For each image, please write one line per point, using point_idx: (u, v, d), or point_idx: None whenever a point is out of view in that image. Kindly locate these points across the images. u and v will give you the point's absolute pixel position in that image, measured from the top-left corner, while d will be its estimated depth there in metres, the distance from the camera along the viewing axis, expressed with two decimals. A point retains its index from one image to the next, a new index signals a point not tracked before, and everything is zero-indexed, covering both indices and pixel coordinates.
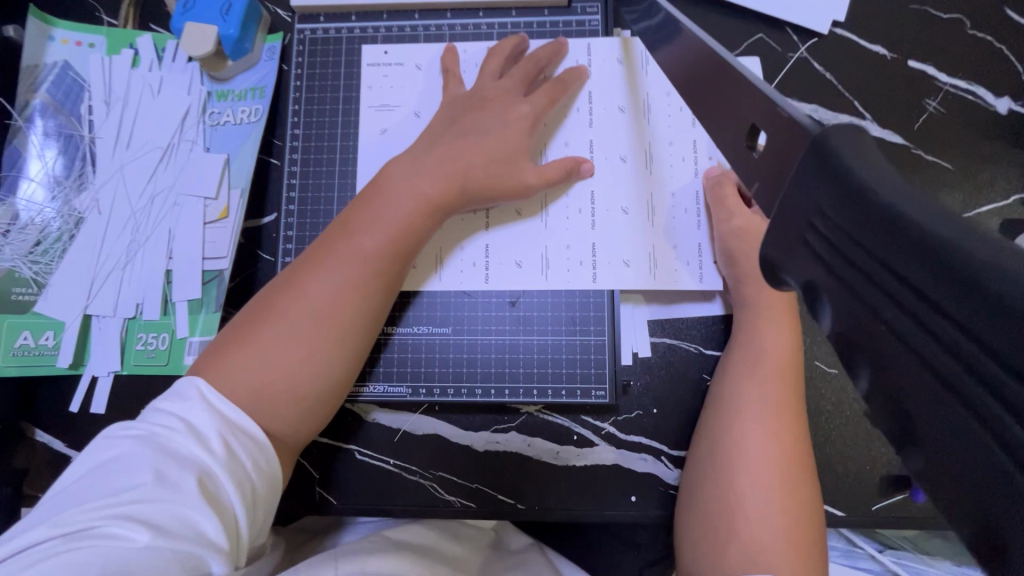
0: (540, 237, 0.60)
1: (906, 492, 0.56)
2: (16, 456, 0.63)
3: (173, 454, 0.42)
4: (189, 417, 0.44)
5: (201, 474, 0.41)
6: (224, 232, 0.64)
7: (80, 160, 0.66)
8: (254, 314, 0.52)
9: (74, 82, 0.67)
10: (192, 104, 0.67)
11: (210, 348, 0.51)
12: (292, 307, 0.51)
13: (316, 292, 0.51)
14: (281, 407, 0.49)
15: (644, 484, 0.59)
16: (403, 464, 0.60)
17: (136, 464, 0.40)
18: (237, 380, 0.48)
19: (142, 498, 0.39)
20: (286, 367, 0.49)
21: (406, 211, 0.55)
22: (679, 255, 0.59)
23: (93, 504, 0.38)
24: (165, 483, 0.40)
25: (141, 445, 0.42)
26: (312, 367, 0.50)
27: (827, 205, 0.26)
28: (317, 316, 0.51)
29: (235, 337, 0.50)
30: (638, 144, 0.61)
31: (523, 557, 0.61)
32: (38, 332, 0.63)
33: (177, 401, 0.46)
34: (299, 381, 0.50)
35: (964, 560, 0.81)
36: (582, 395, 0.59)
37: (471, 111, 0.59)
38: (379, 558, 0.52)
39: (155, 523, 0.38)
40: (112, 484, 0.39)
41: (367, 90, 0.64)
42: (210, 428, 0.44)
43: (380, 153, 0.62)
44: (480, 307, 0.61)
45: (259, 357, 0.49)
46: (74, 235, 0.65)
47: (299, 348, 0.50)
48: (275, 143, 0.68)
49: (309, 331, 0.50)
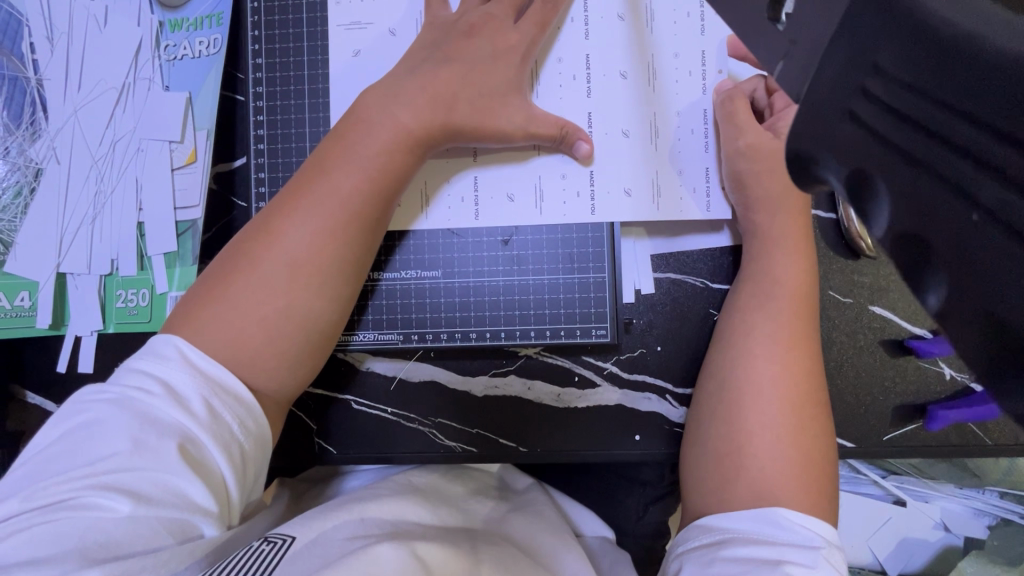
0: (533, 167, 0.55)
1: (920, 421, 0.55)
2: (11, 417, 0.62)
3: (152, 420, 0.41)
4: (168, 378, 0.43)
5: (183, 441, 0.41)
6: (193, 178, 0.60)
7: (30, 106, 0.61)
8: (227, 263, 0.48)
9: (10, 17, 0.60)
10: (145, 36, 0.61)
11: (184, 302, 0.48)
12: (268, 254, 0.47)
13: (292, 238, 0.48)
14: (268, 364, 0.47)
15: (649, 424, 0.57)
16: (401, 412, 0.59)
17: (113, 433, 0.40)
18: (215, 335, 0.45)
19: (122, 466, 0.39)
20: (266, 318, 0.47)
21: (387, 143, 0.50)
22: (684, 182, 0.55)
23: (69, 474, 0.39)
24: (144, 452, 0.39)
25: (118, 412, 0.41)
26: (293, 318, 0.47)
27: (874, 61, 0.26)
28: (292, 262, 0.47)
29: (209, 289, 0.47)
30: (639, 58, 0.55)
31: (528, 499, 0.61)
32: (12, 293, 0.60)
33: (155, 359, 0.44)
34: (280, 332, 0.47)
35: (967, 483, 0.81)
36: (582, 335, 0.56)
37: (456, 35, 0.53)
38: (380, 502, 0.51)
39: (137, 492, 0.39)
40: (90, 452, 0.40)
41: (335, 5, 0.57)
42: (190, 391, 0.43)
43: (353, 83, 0.57)
44: (470, 247, 0.57)
45: (235, 310, 0.46)
46: (34, 189, 0.60)
47: (280, 301, 0.47)
48: (238, 77, 0.61)
49: (286, 280, 0.47)
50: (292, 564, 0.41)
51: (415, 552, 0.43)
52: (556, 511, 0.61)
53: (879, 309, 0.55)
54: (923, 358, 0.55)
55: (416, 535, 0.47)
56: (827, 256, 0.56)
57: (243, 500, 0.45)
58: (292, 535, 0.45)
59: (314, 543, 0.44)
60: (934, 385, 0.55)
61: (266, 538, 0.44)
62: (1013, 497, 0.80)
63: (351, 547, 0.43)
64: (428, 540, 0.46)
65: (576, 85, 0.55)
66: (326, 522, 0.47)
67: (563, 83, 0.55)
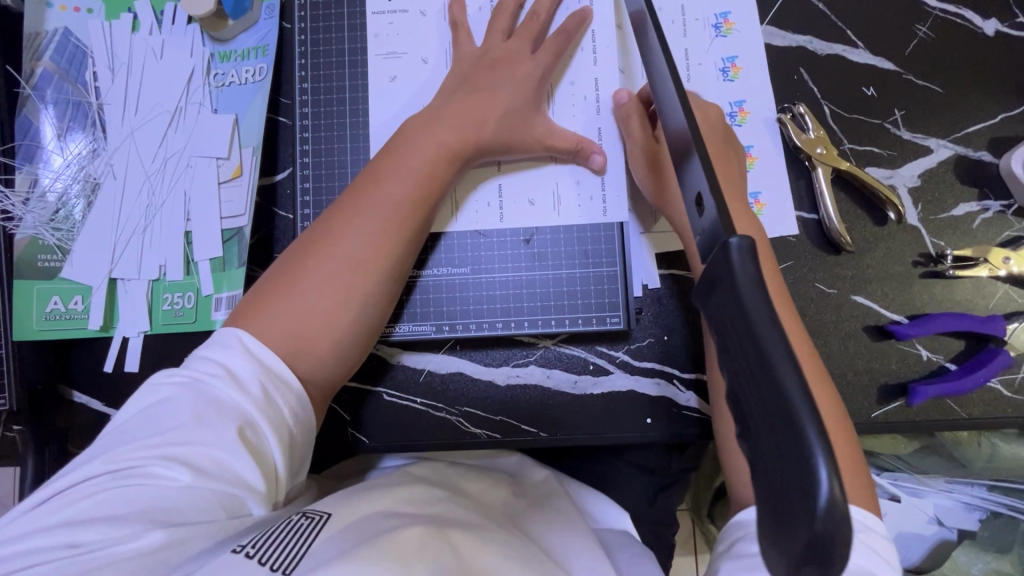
0: (550, 176, 0.62)
1: (903, 399, 0.60)
2: (59, 416, 0.65)
3: (215, 400, 0.46)
4: (231, 364, 0.48)
5: (241, 421, 0.46)
6: (239, 190, 0.66)
7: (90, 127, 0.67)
8: (289, 262, 0.55)
9: (76, 49, 0.67)
10: (196, 66, 0.68)
11: (248, 298, 0.54)
12: (328, 253, 0.54)
13: (350, 240, 0.54)
14: (323, 351, 0.53)
15: (658, 407, 0.62)
16: (430, 402, 0.63)
17: (181, 410, 0.45)
18: (281, 325, 0.52)
19: (186, 441, 0.44)
20: (327, 310, 0.53)
21: (430, 156, 0.57)
22: None
23: (141, 444, 0.44)
24: (208, 429, 0.45)
25: (186, 392, 0.46)
26: (350, 312, 0.54)
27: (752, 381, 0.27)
28: (352, 261, 0.54)
29: (274, 284, 0.54)
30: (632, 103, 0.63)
31: (552, 497, 0.65)
32: (67, 297, 0.65)
33: (221, 348, 0.49)
34: (338, 323, 0.54)
35: (956, 475, 0.86)
36: (597, 323, 0.62)
37: (481, 69, 0.60)
38: (412, 488, 0.55)
39: (196, 465, 0.44)
40: (160, 425, 0.45)
41: (373, 38, 0.64)
42: (249, 376, 0.48)
43: (388, 106, 0.64)
44: (496, 245, 0.63)
45: (301, 304, 0.52)
46: (91, 202, 0.66)
47: (341, 297, 0.54)
48: (282, 101, 0.68)
49: (345, 276, 0.54)
50: (328, 541, 0.43)
51: (452, 545, 0.46)
52: (575, 508, 0.64)
53: (861, 299, 0.62)
54: (901, 341, 0.61)
55: (447, 520, 0.50)
56: (813, 254, 0.62)
57: (289, 480, 0.50)
58: (328, 512, 0.47)
59: (348, 524, 0.46)
60: (914, 366, 0.61)
61: (304, 513, 0.47)
62: (1000, 490, 0.85)
63: (390, 526, 0.46)
64: (460, 528, 0.49)
65: (587, 104, 0.63)
66: (358, 504, 0.49)
67: (575, 102, 0.63)
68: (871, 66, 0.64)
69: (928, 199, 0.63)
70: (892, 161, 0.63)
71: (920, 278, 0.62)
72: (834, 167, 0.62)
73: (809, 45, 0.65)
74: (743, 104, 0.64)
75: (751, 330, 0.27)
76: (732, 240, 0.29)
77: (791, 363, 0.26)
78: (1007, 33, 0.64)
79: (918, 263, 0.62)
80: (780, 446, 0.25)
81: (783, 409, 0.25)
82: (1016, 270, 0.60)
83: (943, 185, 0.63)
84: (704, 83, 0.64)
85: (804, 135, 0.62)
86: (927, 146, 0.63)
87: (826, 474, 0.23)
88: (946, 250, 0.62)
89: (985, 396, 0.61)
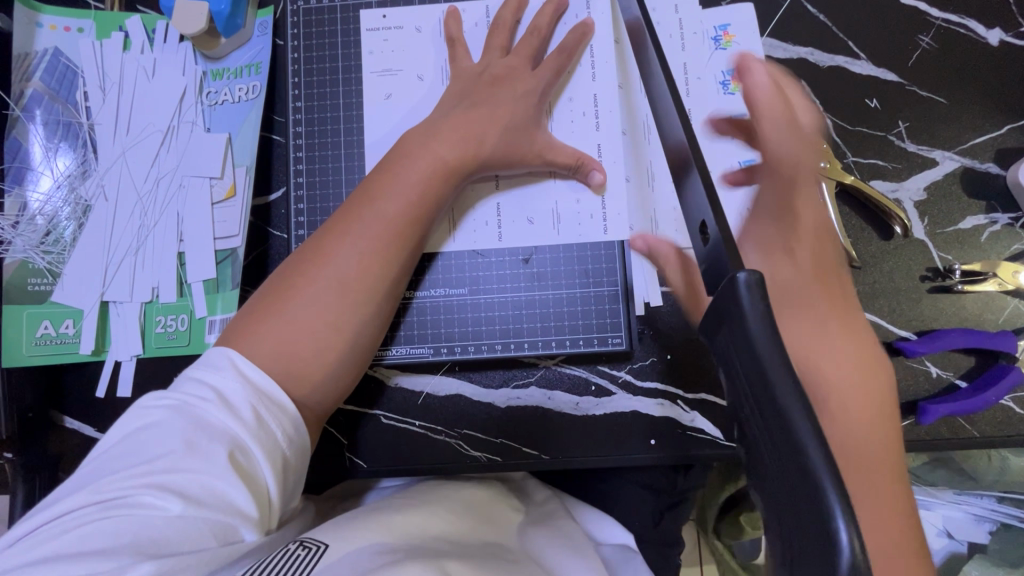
0: (549, 193, 0.61)
1: (914, 417, 0.59)
2: (50, 443, 0.64)
3: (205, 424, 0.45)
4: (220, 386, 0.47)
5: (232, 445, 0.44)
6: (233, 211, 0.65)
7: (81, 148, 0.66)
8: (280, 283, 0.53)
9: (67, 69, 0.66)
10: (189, 84, 0.67)
11: (237, 321, 0.52)
12: (320, 274, 0.53)
13: (342, 261, 0.53)
14: (318, 377, 0.52)
15: (662, 428, 0.60)
16: (429, 425, 0.62)
17: (169, 436, 0.44)
18: (273, 350, 0.50)
19: (177, 469, 0.43)
20: (320, 334, 0.52)
21: (426, 172, 0.56)
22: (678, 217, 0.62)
23: (129, 473, 0.43)
24: (198, 455, 0.43)
25: (174, 417, 0.45)
26: (343, 335, 0.53)
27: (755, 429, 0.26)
28: (344, 283, 0.53)
29: (264, 306, 0.52)
30: (631, 119, 0.62)
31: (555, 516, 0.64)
32: (58, 321, 0.64)
33: (211, 370, 0.48)
34: (332, 347, 0.53)
35: (967, 488, 0.84)
36: (599, 344, 0.60)
37: (479, 85, 0.59)
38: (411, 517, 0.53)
39: (187, 493, 0.42)
40: (149, 452, 0.44)
41: (368, 55, 0.63)
42: (240, 399, 0.47)
43: (383, 123, 0.63)
44: (494, 265, 0.61)
45: (292, 328, 0.51)
46: (82, 224, 0.65)
47: (334, 320, 0.52)
48: (275, 119, 0.67)
49: (338, 298, 0.53)
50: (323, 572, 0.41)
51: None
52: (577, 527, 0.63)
53: (868, 315, 0.60)
54: (910, 358, 0.59)
55: (440, 550, 0.47)
56: None
57: (282, 506, 0.48)
58: (326, 542, 0.45)
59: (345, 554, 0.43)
60: (923, 384, 0.60)
61: (301, 542, 0.44)
62: (1011, 502, 0.83)
63: (390, 555, 0.44)
64: (460, 556, 0.47)
65: (586, 120, 0.62)
66: (359, 530, 0.47)
67: (574, 118, 0.62)
68: (874, 77, 0.63)
69: (935, 212, 0.61)
70: (898, 174, 0.62)
71: (928, 293, 0.61)
72: (839, 181, 0.61)
73: (810, 57, 0.64)
74: (744, 117, 0.63)
75: (762, 367, 0.26)
76: (740, 274, 0.28)
77: (806, 408, 0.24)
78: (1012, 42, 0.63)
79: (926, 278, 0.61)
80: (796, 492, 0.24)
81: (796, 454, 0.24)
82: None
83: (950, 198, 0.62)
84: (706, 96, 0.63)
85: (807, 149, 0.61)
86: (933, 158, 0.62)
87: (847, 532, 0.22)
88: (954, 264, 0.60)
89: (997, 413, 0.59)
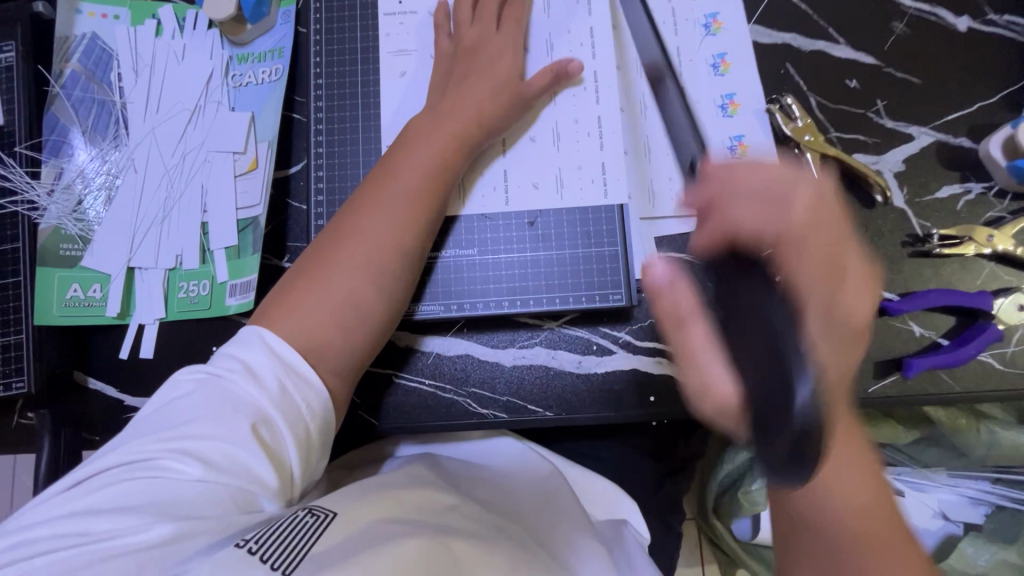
0: (552, 159, 0.66)
1: (898, 372, 0.62)
2: (71, 402, 0.66)
3: (235, 396, 0.48)
4: (249, 362, 0.50)
5: (257, 418, 0.47)
6: (255, 182, 0.69)
7: (113, 124, 0.70)
8: (313, 258, 0.56)
9: (102, 52, 0.71)
10: (215, 67, 0.71)
11: (272, 295, 0.55)
12: (352, 247, 0.56)
13: (372, 234, 0.57)
14: (355, 343, 0.56)
15: (659, 385, 0.63)
16: (438, 384, 0.65)
17: (199, 405, 0.48)
18: (312, 319, 0.54)
19: (206, 436, 0.46)
20: (355, 302, 0.55)
21: (440, 147, 0.60)
22: (673, 187, 0.66)
23: (160, 438, 0.46)
24: (225, 424, 0.46)
25: (206, 388, 0.49)
26: (377, 302, 0.56)
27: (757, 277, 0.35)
28: (374, 253, 0.56)
29: (300, 280, 0.55)
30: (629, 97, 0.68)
31: (552, 492, 0.66)
32: (87, 284, 0.67)
33: (241, 345, 0.51)
34: (366, 314, 0.56)
35: (959, 466, 0.87)
36: (600, 300, 0.64)
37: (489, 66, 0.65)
38: (411, 490, 0.54)
39: (210, 459, 0.45)
40: (180, 419, 0.47)
41: (385, 38, 0.69)
42: (267, 372, 0.50)
43: (397, 100, 0.68)
44: (502, 227, 0.65)
45: (329, 298, 0.54)
46: (111, 195, 0.69)
47: (369, 289, 0.56)
48: (297, 99, 0.72)
49: (370, 269, 0.56)
50: (327, 547, 0.43)
51: (453, 553, 0.46)
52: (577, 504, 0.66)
53: None
54: (894, 317, 0.63)
55: (449, 529, 0.50)
56: None
57: (303, 480, 0.51)
58: (334, 511, 0.46)
59: (349, 525, 0.45)
60: (907, 343, 0.63)
61: (310, 509, 0.46)
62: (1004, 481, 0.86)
63: (390, 533, 0.46)
64: (463, 536, 0.49)
65: (586, 95, 0.66)
66: (366, 505, 0.49)
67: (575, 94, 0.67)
68: (853, 60, 0.68)
69: (914, 182, 0.66)
70: (877, 148, 0.67)
71: (909, 259, 0.64)
72: (822, 153, 0.65)
73: (793, 43, 0.69)
74: (734, 96, 0.68)
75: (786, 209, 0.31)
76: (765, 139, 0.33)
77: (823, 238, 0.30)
78: (979, 29, 0.68)
79: (906, 244, 0.65)
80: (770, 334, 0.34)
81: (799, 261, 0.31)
82: (1002, 248, 0.63)
83: (926, 169, 0.66)
84: (696, 77, 0.68)
85: (792, 123, 0.66)
86: (910, 133, 0.67)
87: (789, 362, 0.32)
88: (932, 230, 0.64)
89: (977, 370, 0.62)
